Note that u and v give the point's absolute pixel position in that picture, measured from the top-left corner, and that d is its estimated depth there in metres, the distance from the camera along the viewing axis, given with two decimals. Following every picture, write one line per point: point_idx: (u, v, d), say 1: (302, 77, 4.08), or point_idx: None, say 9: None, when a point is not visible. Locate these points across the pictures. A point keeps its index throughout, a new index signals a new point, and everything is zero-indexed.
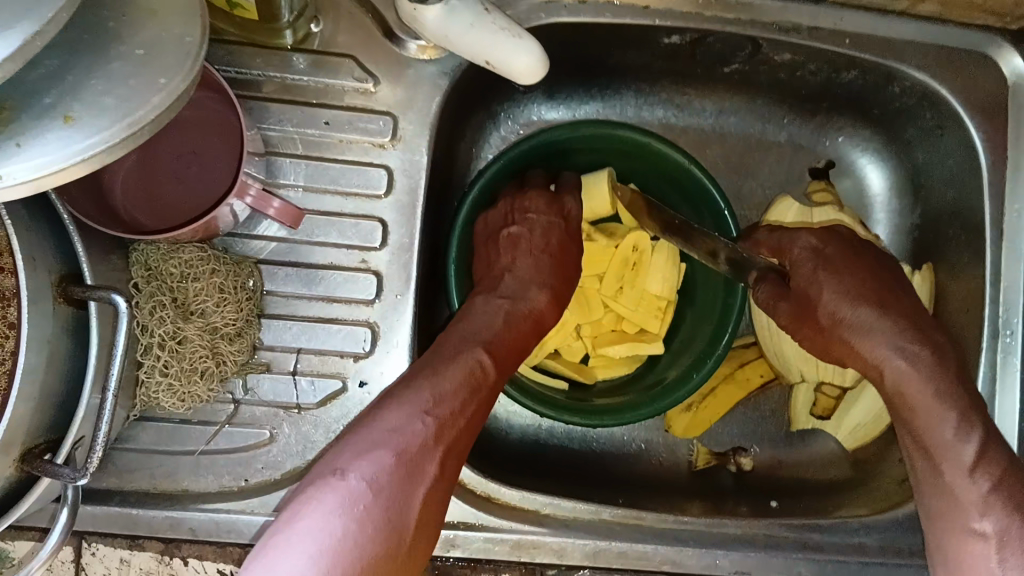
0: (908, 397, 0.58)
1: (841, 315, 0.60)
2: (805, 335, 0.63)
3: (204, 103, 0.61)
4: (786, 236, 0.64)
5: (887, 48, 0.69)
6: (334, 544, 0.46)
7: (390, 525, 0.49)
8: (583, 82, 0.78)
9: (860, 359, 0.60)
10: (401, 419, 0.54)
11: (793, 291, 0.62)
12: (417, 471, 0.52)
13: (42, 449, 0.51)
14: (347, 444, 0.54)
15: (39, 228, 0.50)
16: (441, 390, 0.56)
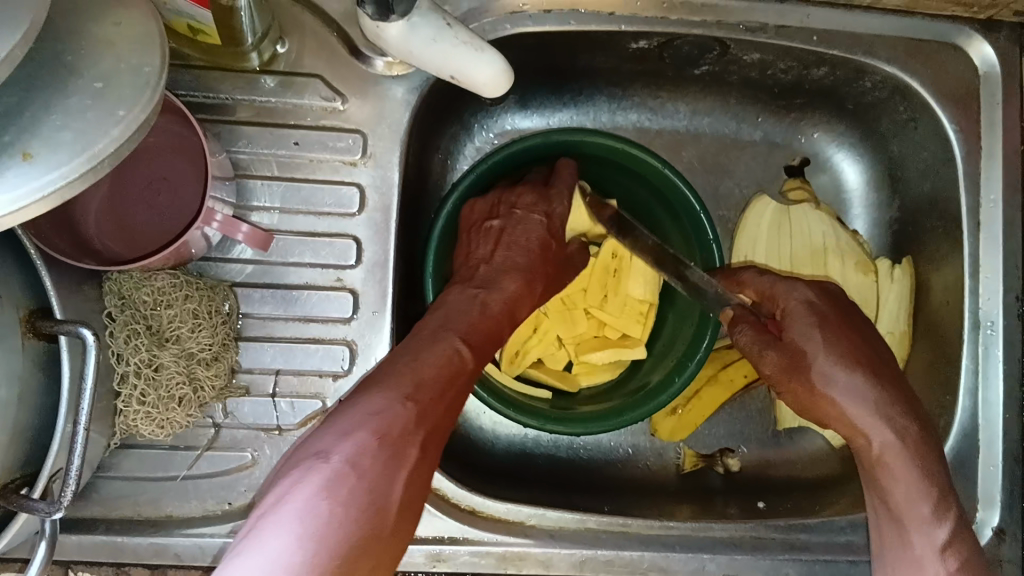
0: (891, 466, 0.58)
1: (834, 377, 0.58)
2: (786, 387, 0.60)
3: (171, 131, 0.61)
4: (783, 285, 0.63)
5: (855, 43, 0.69)
6: (318, 525, 0.43)
7: (375, 507, 0.46)
8: (554, 89, 0.78)
9: (848, 423, 0.59)
10: (381, 405, 0.51)
11: (783, 343, 0.60)
12: (401, 452, 0.49)
13: (19, 483, 0.51)
14: (326, 428, 0.50)
15: (5, 265, 0.50)
16: (420, 379, 0.54)
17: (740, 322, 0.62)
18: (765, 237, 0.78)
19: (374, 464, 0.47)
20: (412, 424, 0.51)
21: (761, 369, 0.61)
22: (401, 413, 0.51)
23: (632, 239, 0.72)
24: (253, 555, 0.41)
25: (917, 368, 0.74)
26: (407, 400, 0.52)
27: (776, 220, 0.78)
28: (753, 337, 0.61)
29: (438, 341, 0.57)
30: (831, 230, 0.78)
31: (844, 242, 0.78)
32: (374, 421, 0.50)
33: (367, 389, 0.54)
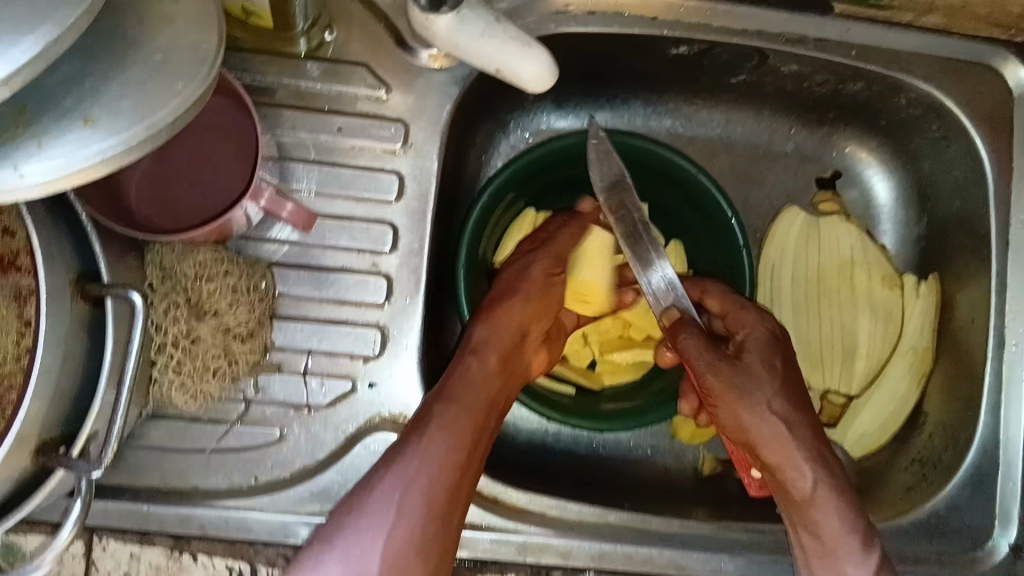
0: (814, 500, 0.60)
1: (760, 411, 0.62)
2: (728, 405, 0.63)
3: (221, 109, 0.62)
4: (741, 314, 0.67)
5: (892, 60, 0.70)
6: (385, 543, 0.54)
7: (417, 537, 0.54)
8: (591, 91, 0.79)
9: (781, 451, 0.62)
10: (438, 448, 0.57)
11: (733, 364, 0.63)
12: (455, 494, 0.57)
13: (57, 442, 0.51)
14: (382, 464, 0.57)
15: (57, 228, 0.51)
16: (466, 420, 0.60)
17: (685, 330, 0.64)
18: (793, 247, 0.80)
19: (435, 502, 0.56)
20: (462, 464, 0.58)
21: (703, 383, 0.63)
22: (456, 451, 0.58)
23: (620, 202, 0.69)
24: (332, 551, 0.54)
25: (938, 383, 0.75)
26: (459, 434, 0.59)
27: (805, 230, 0.80)
28: (697, 347, 0.63)
29: (488, 379, 0.64)
30: (859, 243, 0.80)
31: (871, 256, 0.79)
32: (430, 467, 0.56)
33: (434, 411, 0.59)
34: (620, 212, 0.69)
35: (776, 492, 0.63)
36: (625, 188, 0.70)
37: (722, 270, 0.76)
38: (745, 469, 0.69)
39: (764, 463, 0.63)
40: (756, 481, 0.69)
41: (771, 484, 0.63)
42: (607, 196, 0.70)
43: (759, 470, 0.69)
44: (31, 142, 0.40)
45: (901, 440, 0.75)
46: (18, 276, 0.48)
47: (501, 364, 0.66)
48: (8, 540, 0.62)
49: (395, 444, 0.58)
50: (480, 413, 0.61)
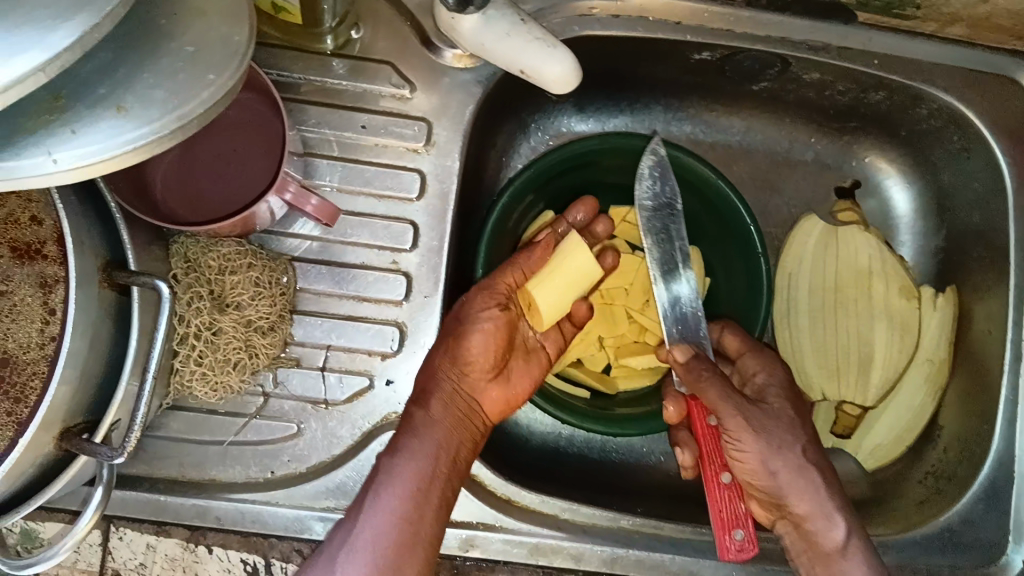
0: (845, 552, 0.59)
1: (786, 455, 0.61)
2: (752, 450, 0.60)
3: (248, 104, 0.63)
4: (760, 357, 0.67)
5: (914, 69, 0.70)
6: (374, 542, 0.55)
7: (403, 539, 0.56)
8: (612, 95, 0.80)
9: (812, 501, 0.60)
10: (384, 497, 0.57)
11: (757, 407, 0.62)
12: (413, 537, 0.56)
13: (80, 428, 0.52)
14: (374, 473, 0.59)
15: (86, 215, 0.52)
16: (417, 466, 0.59)
17: (701, 368, 0.61)
18: (810, 255, 0.80)
19: (385, 549, 0.55)
20: (418, 509, 0.57)
21: (727, 424, 0.60)
22: (410, 496, 0.58)
23: (662, 228, 0.69)
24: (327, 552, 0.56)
25: (955, 396, 0.74)
26: (411, 479, 0.58)
27: (823, 239, 0.80)
28: (722, 391, 0.60)
29: (437, 424, 0.61)
30: (878, 252, 0.79)
31: (890, 266, 0.79)
32: (383, 515, 0.57)
33: (383, 461, 0.59)
34: (662, 238, 0.68)
35: (796, 545, 0.62)
36: (670, 215, 0.69)
37: (738, 276, 0.76)
38: (724, 529, 0.62)
39: (788, 513, 0.61)
40: (735, 543, 0.61)
41: (794, 535, 0.61)
42: (650, 219, 0.69)
43: (742, 530, 0.62)
44: (64, 128, 0.40)
45: (915, 452, 0.75)
46: (43, 265, 0.49)
47: (449, 409, 0.63)
48: (25, 527, 0.62)
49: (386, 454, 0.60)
50: (434, 456, 0.60)
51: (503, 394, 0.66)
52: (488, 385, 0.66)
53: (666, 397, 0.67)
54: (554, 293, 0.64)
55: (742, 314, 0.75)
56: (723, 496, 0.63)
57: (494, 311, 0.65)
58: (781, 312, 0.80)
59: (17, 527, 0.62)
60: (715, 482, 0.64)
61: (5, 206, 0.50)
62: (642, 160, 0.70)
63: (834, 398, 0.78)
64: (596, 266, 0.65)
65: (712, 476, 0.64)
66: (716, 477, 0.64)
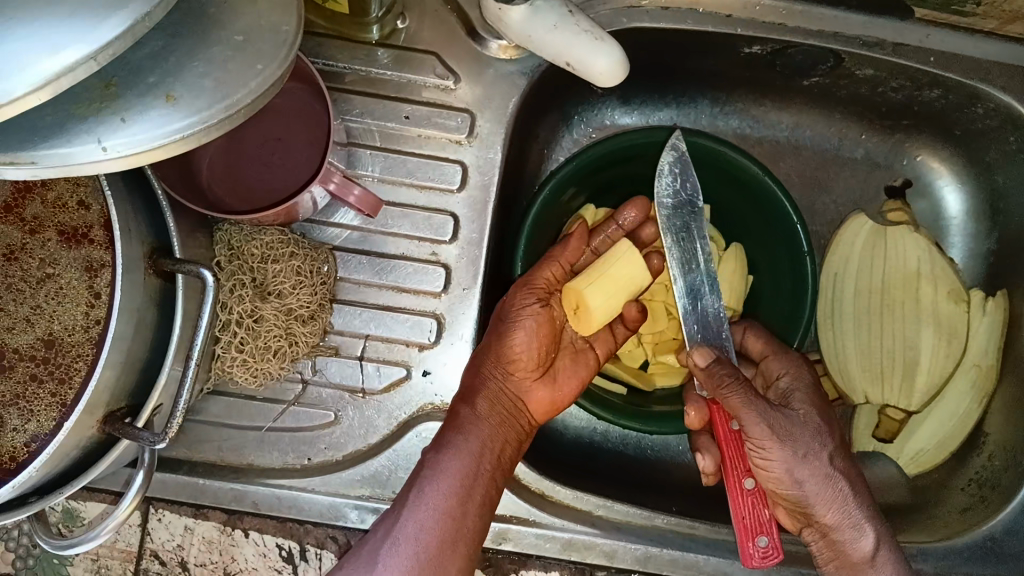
0: (873, 562, 0.58)
1: (816, 467, 0.59)
2: (778, 459, 0.58)
3: (293, 93, 0.63)
4: (786, 359, 0.65)
5: (972, 67, 0.68)
6: (418, 538, 0.56)
7: (446, 537, 0.57)
8: (658, 88, 0.78)
9: (839, 510, 0.59)
10: (428, 493, 0.58)
11: (782, 413, 0.60)
12: (455, 534, 0.57)
13: (123, 412, 0.52)
14: (420, 468, 0.60)
15: (134, 202, 0.52)
16: (462, 463, 0.59)
17: (724, 374, 0.58)
18: (858, 255, 0.78)
19: (428, 546, 0.56)
20: (461, 507, 0.58)
21: (751, 432, 0.58)
22: (454, 494, 0.58)
23: (682, 226, 0.66)
24: (370, 546, 0.57)
25: (1002, 403, 0.72)
26: (455, 476, 0.59)
27: (871, 239, 0.78)
28: (745, 397, 0.57)
29: (483, 422, 0.62)
30: (927, 255, 0.77)
31: (938, 268, 0.77)
32: (426, 511, 0.57)
33: (428, 458, 0.60)
34: (682, 237, 0.66)
35: (823, 553, 0.61)
36: (691, 212, 0.66)
37: (781, 275, 0.75)
38: (748, 536, 0.61)
39: (815, 522, 0.60)
40: (760, 550, 0.60)
41: (821, 543, 0.61)
42: (669, 218, 0.66)
43: (766, 537, 0.61)
44: (114, 116, 0.41)
45: (959, 459, 0.74)
46: (88, 249, 0.52)
47: (495, 406, 0.63)
48: (67, 506, 0.64)
49: (429, 449, 0.61)
50: (478, 454, 0.60)
51: (550, 395, 0.66)
52: (534, 386, 0.66)
53: (688, 403, 0.64)
54: (601, 295, 0.64)
55: (785, 314, 0.74)
56: (747, 502, 0.62)
57: (534, 309, 0.64)
58: (825, 312, 0.79)
59: (60, 506, 0.64)
60: (738, 487, 0.62)
61: (52, 188, 0.52)
62: (662, 156, 0.67)
63: (875, 402, 0.76)
64: (644, 274, 0.65)
65: (735, 481, 0.62)
66: (739, 482, 0.62)
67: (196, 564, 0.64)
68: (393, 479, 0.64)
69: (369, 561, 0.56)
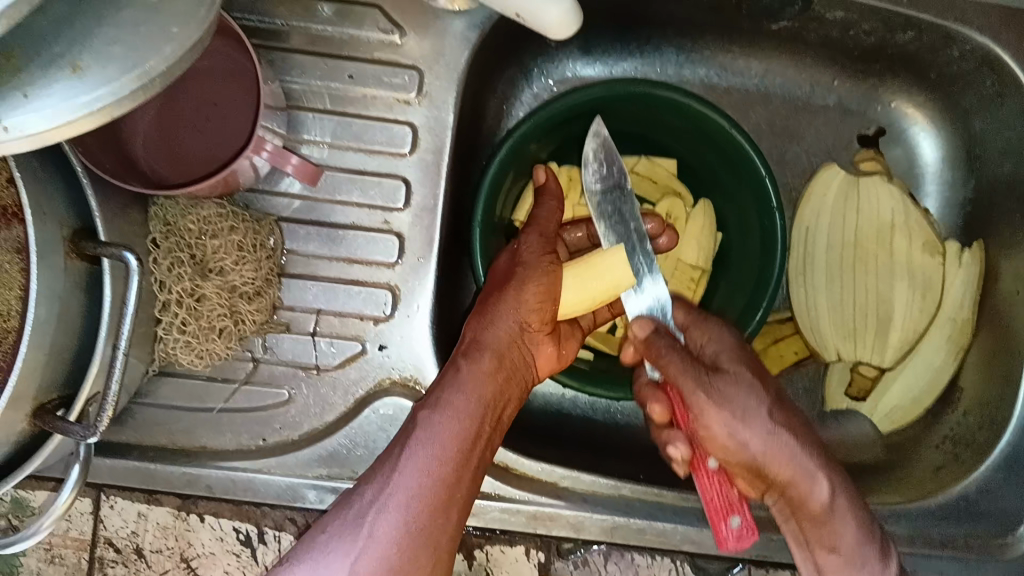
0: (832, 511, 0.56)
1: (758, 428, 0.57)
2: (717, 423, 0.57)
3: (221, 52, 0.59)
4: (706, 326, 0.63)
5: (947, 8, 0.64)
6: (411, 506, 0.51)
7: (439, 502, 0.52)
8: (621, 36, 0.74)
9: (792, 466, 0.56)
10: (420, 455, 0.53)
11: (713, 376, 0.58)
12: (449, 500, 0.53)
13: (54, 405, 0.50)
14: (410, 428, 0.55)
15: (51, 180, 0.49)
16: (459, 426, 0.55)
17: (662, 346, 0.58)
18: (830, 207, 0.75)
19: (420, 512, 0.51)
20: (456, 472, 0.53)
21: (689, 401, 0.57)
22: (450, 457, 0.53)
23: (613, 211, 0.63)
24: (354, 511, 0.52)
25: (977, 357, 0.70)
26: (451, 439, 0.54)
27: (843, 190, 0.75)
28: (682, 364, 0.57)
29: (484, 380, 0.58)
30: (901, 207, 0.75)
31: (913, 220, 0.75)
32: (418, 474, 0.52)
33: (422, 416, 0.55)
34: (614, 221, 0.62)
35: (785, 512, 0.59)
36: (621, 196, 0.63)
37: (750, 230, 0.72)
38: (720, 517, 0.59)
39: (773, 482, 0.58)
40: (733, 531, 0.58)
41: (782, 504, 0.59)
42: (600, 202, 0.63)
43: (739, 518, 0.58)
44: (15, 92, 0.36)
45: (934, 414, 0.72)
46: (18, 229, 0.47)
47: (500, 363, 0.59)
48: (15, 495, 0.62)
49: (420, 407, 0.56)
50: (479, 415, 0.56)
51: (554, 353, 0.64)
52: (544, 342, 0.63)
53: (649, 396, 0.62)
54: (570, 287, 0.61)
55: (756, 271, 0.71)
56: (713, 483, 0.60)
57: (550, 258, 0.62)
58: (797, 268, 0.76)
59: (7, 496, 0.62)
60: (703, 468, 0.60)
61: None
62: (584, 145, 0.64)
63: (849, 359, 0.75)
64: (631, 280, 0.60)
65: (700, 460, 0.60)
66: (703, 463, 0.60)
67: (152, 550, 0.62)
68: (352, 457, 0.62)
69: (355, 531, 0.51)
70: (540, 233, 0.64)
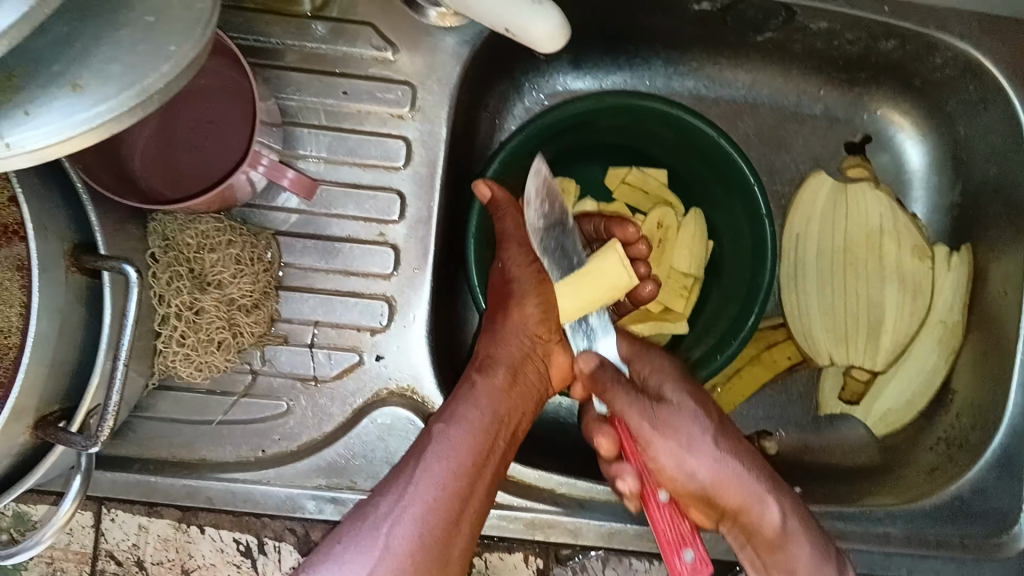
0: (785, 535, 0.56)
1: (706, 457, 0.58)
2: (665, 454, 0.57)
3: (217, 70, 0.60)
4: (648, 357, 0.64)
5: (929, 17, 0.66)
6: (424, 517, 0.52)
7: (452, 516, 0.53)
8: (609, 50, 0.76)
9: (741, 491, 0.57)
10: (435, 468, 0.54)
11: (659, 406, 0.59)
12: (464, 513, 0.54)
13: (56, 416, 0.51)
14: (423, 441, 0.56)
15: (52, 197, 0.50)
16: (474, 441, 0.56)
17: (606, 379, 0.60)
18: (819, 214, 0.77)
19: (435, 523, 0.52)
20: (469, 486, 0.54)
21: (636, 433, 0.59)
22: (465, 470, 0.54)
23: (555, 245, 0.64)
24: (367, 527, 0.52)
25: (968, 357, 0.71)
26: (466, 452, 0.55)
27: (832, 197, 0.76)
28: (626, 394, 0.59)
29: (498, 395, 0.59)
30: (889, 212, 0.76)
31: (901, 226, 0.76)
32: (432, 488, 0.53)
33: (437, 429, 0.56)
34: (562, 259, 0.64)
35: (741, 541, 0.59)
36: (562, 231, 0.65)
37: (741, 238, 0.73)
38: (673, 551, 0.55)
39: (724, 511, 0.58)
40: (687, 565, 0.54)
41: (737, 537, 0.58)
42: (544, 238, 0.64)
43: (692, 551, 0.55)
44: (17, 109, 0.37)
45: (926, 417, 0.73)
46: (19, 247, 0.48)
47: (512, 376, 0.61)
48: (16, 510, 0.62)
49: (434, 419, 0.57)
50: (493, 430, 0.57)
51: (568, 361, 0.65)
52: (556, 352, 0.64)
53: (595, 432, 0.61)
54: (567, 295, 0.61)
55: (747, 279, 0.71)
56: (664, 516, 0.57)
57: (535, 268, 0.63)
58: (788, 274, 0.77)
59: (9, 510, 0.62)
60: (653, 501, 0.58)
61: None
62: (527, 182, 0.62)
63: (841, 363, 0.75)
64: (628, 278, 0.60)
65: (649, 493, 0.58)
66: (653, 496, 0.58)
67: (153, 562, 0.62)
68: (350, 467, 0.62)
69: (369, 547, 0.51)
70: (519, 247, 0.63)
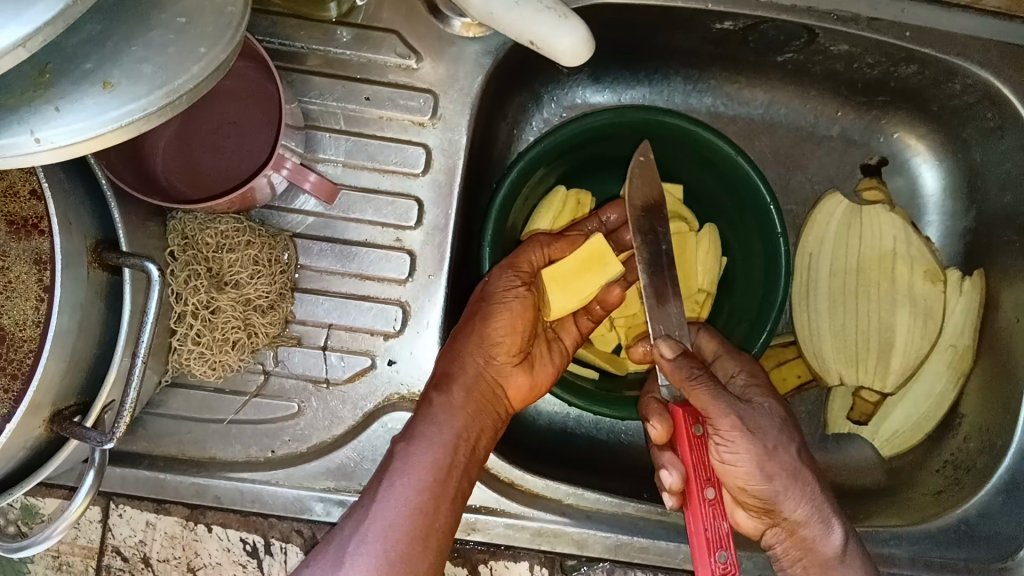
0: (843, 555, 0.57)
1: (784, 463, 0.57)
2: (746, 452, 0.56)
3: (244, 72, 0.60)
4: (734, 360, 0.64)
5: (948, 43, 0.66)
6: (391, 533, 0.54)
7: (417, 532, 0.54)
8: (629, 65, 0.76)
9: (809, 505, 0.57)
10: (398, 486, 0.56)
11: (747, 406, 0.58)
12: (428, 530, 0.55)
13: (71, 411, 0.51)
14: (390, 459, 0.58)
15: (76, 193, 0.50)
16: (434, 457, 0.57)
17: (694, 368, 0.56)
18: (833, 234, 0.77)
19: (399, 539, 0.54)
20: (432, 500, 0.56)
21: (719, 423, 0.56)
22: (425, 485, 0.56)
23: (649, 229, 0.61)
24: (339, 542, 0.54)
25: (977, 383, 0.72)
26: (426, 470, 0.57)
27: (847, 218, 0.77)
28: (712, 390, 0.55)
29: (458, 412, 0.60)
30: (902, 235, 0.76)
31: (914, 248, 0.76)
32: (396, 504, 0.55)
33: (399, 449, 0.58)
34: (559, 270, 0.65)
35: (789, 552, 0.59)
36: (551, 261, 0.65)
37: (754, 256, 0.73)
38: (709, 550, 0.55)
39: (783, 519, 0.58)
40: (720, 566, 0.55)
41: (780, 542, 0.59)
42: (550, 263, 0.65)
43: (726, 553, 0.56)
44: (48, 106, 0.37)
45: (935, 440, 0.73)
46: (38, 240, 0.48)
47: (470, 395, 0.61)
48: (25, 503, 0.62)
49: (399, 438, 0.59)
50: (454, 446, 0.59)
51: (526, 382, 0.65)
52: (514, 371, 0.64)
53: (652, 416, 0.61)
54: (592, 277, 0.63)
55: (759, 296, 0.72)
56: (707, 512, 0.56)
57: (517, 291, 0.63)
58: (800, 291, 0.77)
59: (18, 503, 0.63)
60: (699, 497, 0.57)
61: (5, 176, 0.49)
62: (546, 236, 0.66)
63: (851, 384, 0.76)
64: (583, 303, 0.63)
65: (697, 488, 0.57)
66: (700, 492, 0.57)
67: (159, 559, 0.62)
68: (359, 471, 0.63)
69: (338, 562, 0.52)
70: (512, 267, 0.63)
